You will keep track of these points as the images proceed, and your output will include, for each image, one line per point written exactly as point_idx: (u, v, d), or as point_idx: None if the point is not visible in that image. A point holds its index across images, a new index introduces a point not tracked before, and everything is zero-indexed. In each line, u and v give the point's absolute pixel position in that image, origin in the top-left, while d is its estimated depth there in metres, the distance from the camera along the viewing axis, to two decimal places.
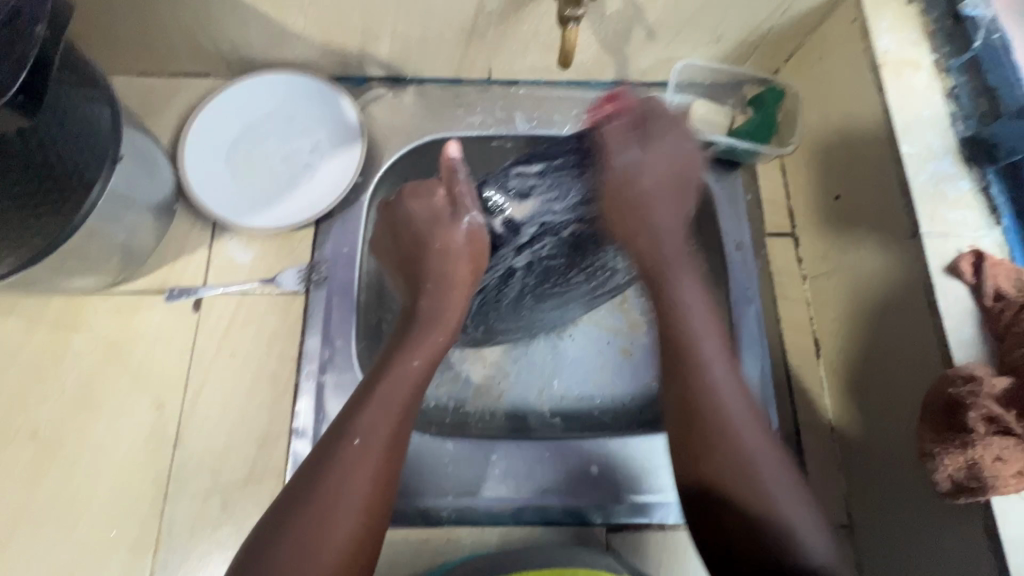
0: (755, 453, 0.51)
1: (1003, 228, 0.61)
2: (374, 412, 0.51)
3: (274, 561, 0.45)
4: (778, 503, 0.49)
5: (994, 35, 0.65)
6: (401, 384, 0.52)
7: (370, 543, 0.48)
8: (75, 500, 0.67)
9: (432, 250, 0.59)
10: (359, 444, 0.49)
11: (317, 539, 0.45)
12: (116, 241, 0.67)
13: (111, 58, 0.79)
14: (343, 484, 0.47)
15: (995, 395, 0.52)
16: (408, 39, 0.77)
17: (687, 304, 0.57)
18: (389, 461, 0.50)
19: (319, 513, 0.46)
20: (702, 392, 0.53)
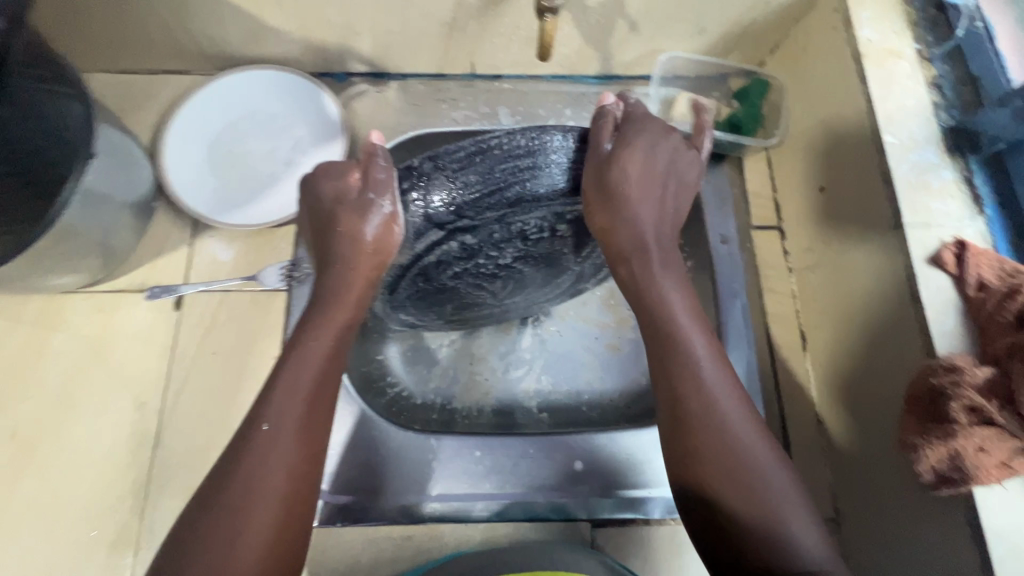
0: (734, 433, 0.50)
1: (986, 217, 0.61)
2: (283, 398, 0.50)
3: (191, 547, 0.44)
4: (775, 503, 0.48)
5: (975, 24, 0.65)
6: (308, 368, 0.52)
7: (296, 531, 0.48)
8: (54, 501, 0.66)
9: (352, 244, 0.54)
10: (268, 429, 0.49)
11: (238, 526, 0.45)
12: (94, 239, 0.67)
13: (89, 54, 0.78)
14: (261, 471, 0.47)
15: (977, 385, 0.51)
16: (389, 34, 0.77)
17: (669, 310, 0.54)
18: (303, 445, 0.49)
19: (234, 505, 0.46)
20: (693, 396, 0.51)
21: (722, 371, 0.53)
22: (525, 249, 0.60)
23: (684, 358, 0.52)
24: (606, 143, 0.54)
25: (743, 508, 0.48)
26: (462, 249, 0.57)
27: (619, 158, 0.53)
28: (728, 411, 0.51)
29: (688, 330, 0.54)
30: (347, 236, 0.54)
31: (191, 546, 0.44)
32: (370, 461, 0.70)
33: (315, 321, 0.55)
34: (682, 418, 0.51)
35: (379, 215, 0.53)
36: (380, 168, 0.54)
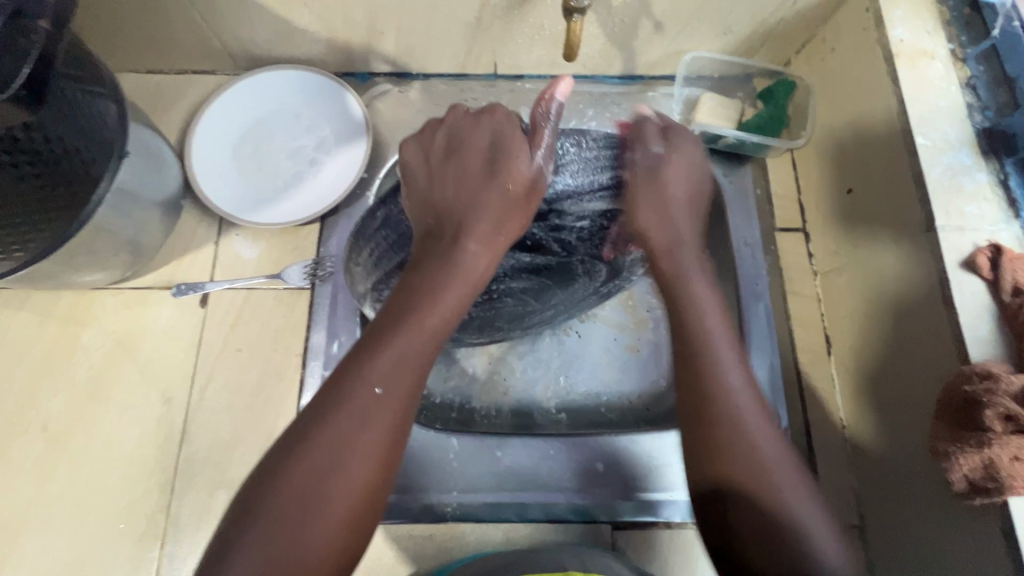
0: (767, 457, 0.48)
1: (1022, 221, 0.59)
2: (394, 360, 0.48)
3: (275, 495, 0.43)
4: (802, 519, 0.46)
5: (1013, 23, 0.63)
6: (421, 334, 0.50)
7: (373, 499, 0.45)
8: (85, 493, 0.68)
9: (517, 189, 0.57)
10: (377, 394, 0.47)
11: (325, 482, 0.43)
12: (124, 237, 0.68)
13: (120, 55, 0.80)
14: (355, 433, 0.45)
15: (1014, 394, 0.50)
16: (413, 34, 0.77)
17: (700, 311, 0.56)
18: (402, 414, 0.47)
19: (326, 465, 0.44)
20: (718, 401, 0.51)
21: (741, 372, 0.52)
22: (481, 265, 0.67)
23: (711, 360, 0.52)
24: (653, 152, 0.63)
25: (757, 530, 0.46)
26: None
27: (665, 161, 0.62)
28: (752, 415, 0.50)
29: (710, 331, 0.54)
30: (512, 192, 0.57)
31: (278, 493, 0.43)
32: None
33: (435, 283, 0.53)
34: (701, 419, 0.50)
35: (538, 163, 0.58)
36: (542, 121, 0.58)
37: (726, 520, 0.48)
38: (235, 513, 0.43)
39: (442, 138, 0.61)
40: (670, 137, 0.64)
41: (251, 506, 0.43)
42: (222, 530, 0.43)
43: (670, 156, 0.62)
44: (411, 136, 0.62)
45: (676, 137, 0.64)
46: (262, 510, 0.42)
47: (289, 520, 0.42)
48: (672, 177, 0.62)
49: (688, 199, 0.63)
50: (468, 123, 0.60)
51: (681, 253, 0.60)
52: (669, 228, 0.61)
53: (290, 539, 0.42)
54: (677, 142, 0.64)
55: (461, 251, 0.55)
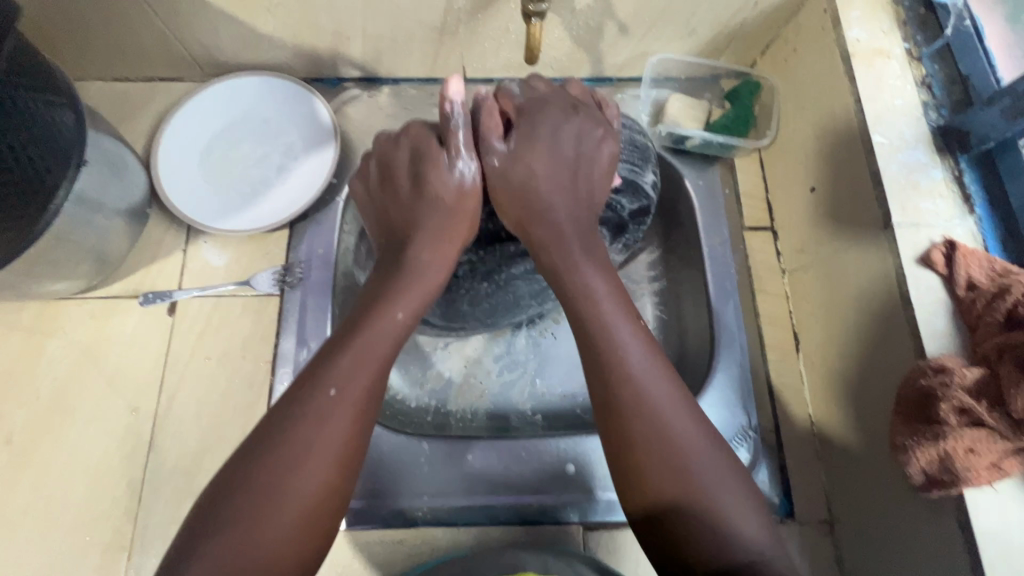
0: (685, 446, 0.47)
1: (976, 217, 0.60)
2: (352, 361, 0.48)
3: (238, 498, 0.43)
4: (720, 511, 0.46)
5: (964, 21, 0.65)
6: (380, 336, 0.50)
7: (339, 496, 0.46)
8: (49, 505, 0.67)
9: (447, 199, 0.56)
10: (335, 394, 0.47)
11: (285, 480, 0.43)
12: (88, 246, 0.68)
13: (84, 63, 0.80)
14: (315, 432, 0.45)
15: (967, 386, 0.51)
16: (380, 40, 0.77)
17: (595, 299, 0.53)
18: (363, 414, 0.47)
19: (285, 462, 0.44)
20: (621, 384, 0.49)
21: (656, 358, 0.51)
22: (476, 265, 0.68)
23: (621, 356, 0.50)
24: (498, 142, 0.56)
25: (690, 536, 0.45)
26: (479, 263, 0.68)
27: (518, 154, 0.56)
28: (656, 396, 0.49)
29: (618, 325, 0.51)
30: (445, 208, 0.56)
31: (240, 496, 0.42)
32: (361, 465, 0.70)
33: (397, 288, 0.53)
34: (611, 405, 0.49)
35: (463, 171, 0.56)
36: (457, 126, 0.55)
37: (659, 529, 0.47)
38: (192, 525, 0.43)
39: (375, 168, 0.60)
40: (523, 121, 0.57)
41: (211, 515, 0.42)
42: (181, 540, 0.42)
43: (519, 151, 0.56)
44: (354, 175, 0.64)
45: (533, 119, 0.57)
46: (221, 518, 0.42)
47: (251, 520, 0.42)
48: (538, 165, 0.56)
49: (559, 180, 0.56)
50: (390, 149, 0.60)
51: (563, 246, 0.55)
52: (545, 224, 0.56)
53: (248, 539, 0.41)
54: (534, 127, 0.57)
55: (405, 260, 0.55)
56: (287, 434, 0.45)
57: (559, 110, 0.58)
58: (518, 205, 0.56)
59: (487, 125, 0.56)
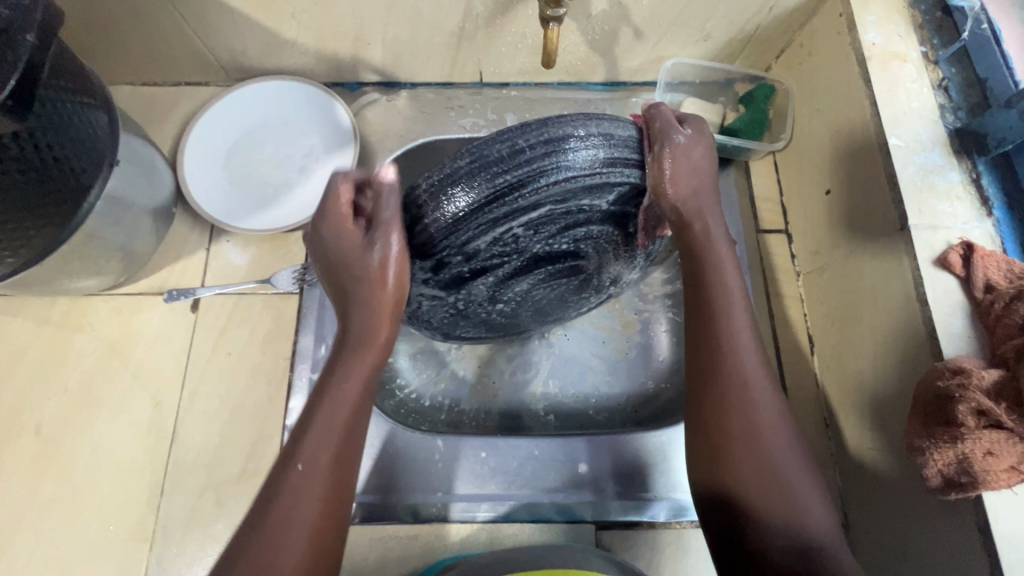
0: (760, 428, 0.51)
1: (994, 219, 0.60)
2: (315, 437, 0.49)
3: None
4: (796, 500, 0.49)
5: (981, 25, 0.66)
6: (340, 406, 0.51)
7: (326, 560, 0.47)
8: (75, 495, 0.69)
9: (376, 278, 0.50)
10: (303, 470, 0.48)
11: (270, 561, 0.44)
12: (117, 244, 0.70)
13: (115, 68, 0.82)
14: (289, 517, 0.46)
15: (985, 388, 0.51)
16: (400, 45, 0.79)
17: (719, 303, 0.56)
18: (334, 485, 0.48)
19: (268, 549, 0.45)
20: (733, 386, 0.53)
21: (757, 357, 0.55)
22: (482, 294, 0.62)
23: (729, 349, 0.54)
24: (678, 133, 0.53)
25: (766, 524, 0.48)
26: (487, 287, 0.60)
27: (697, 153, 0.54)
28: (756, 386, 0.53)
29: (736, 325, 0.55)
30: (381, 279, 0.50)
31: None
32: (376, 462, 0.71)
33: (349, 356, 0.53)
34: (709, 388, 0.54)
35: (379, 253, 0.49)
36: (387, 202, 0.49)
37: (727, 519, 0.50)
38: None
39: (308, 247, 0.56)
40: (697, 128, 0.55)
41: None
42: None
43: (699, 146, 0.55)
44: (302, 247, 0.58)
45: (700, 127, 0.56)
46: None
47: None
48: (694, 161, 0.54)
49: (708, 189, 0.56)
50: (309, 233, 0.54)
51: (712, 250, 0.57)
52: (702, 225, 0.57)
53: None
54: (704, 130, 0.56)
55: (348, 326, 0.53)
56: (265, 523, 0.46)
57: (669, 116, 0.54)
58: (454, 254, 0.51)
59: (664, 125, 0.53)
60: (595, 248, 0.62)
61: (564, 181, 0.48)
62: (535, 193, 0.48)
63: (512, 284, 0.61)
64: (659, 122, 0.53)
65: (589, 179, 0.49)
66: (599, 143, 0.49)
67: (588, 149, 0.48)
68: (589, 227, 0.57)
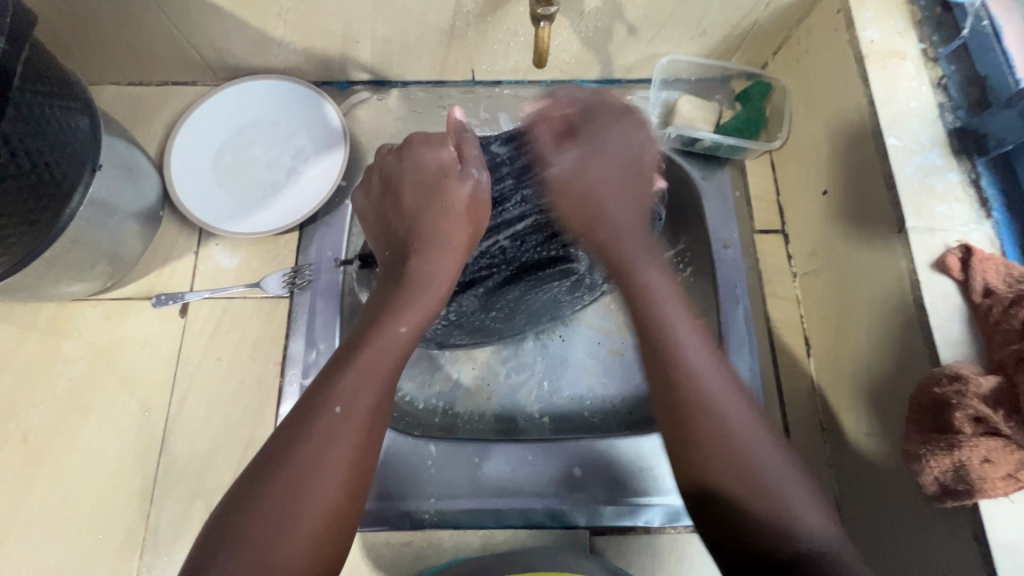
0: (734, 432, 0.51)
1: (993, 221, 0.59)
2: (355, 379, 0.50)
3: (247, 517, 0.44)
4: (784, 503, 0.48)
5: (982, 22, 0.64)
6: (386, 351, 0.52)
7: (349, 512, 0.47)
8: (65, 503, 0.68)
9: (442, 208, 0.58)
10: (340, 412, 0.48)
11: (298, 498, 0.45)
12: (103, 249, 0.69)
13: (99, 68, 0.81)
14: (325, 449, 0.47)
15: (983, 395, 0.50)
16: (390, 43, 0.78)
17: (655, 294, 0.56)
18: (365, 435, 0.49)
19: (302, 476, 0.46)
20: (685, 387, 0.52)
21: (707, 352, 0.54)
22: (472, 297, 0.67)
23: (672, 346, 0.54)
24: (563, 148, 0.62)
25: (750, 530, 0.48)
26: None
27: (590, 159, 0.60)
28: (713, 385, 0.52)
29: (675, 320, 0.55)
30: (445, 212, 0.58)
31: (250, 515, 0.44)
32: None
33: (403, 301, 0.55)
34: (667, 388, 0.53)
35: (473, 181, 0.59)
36: (472, 145, 0.61)
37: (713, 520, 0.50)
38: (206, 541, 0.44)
39: (380, 178, 0.62)
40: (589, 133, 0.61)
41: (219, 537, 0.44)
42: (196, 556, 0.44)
43: (585, 156, 0.60)
44: (358, 189, 0.65)
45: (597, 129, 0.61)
46: (233, 535, 0.44)
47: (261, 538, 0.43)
48: (595, 164, 0.60)
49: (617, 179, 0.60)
50: (395, 162, 0.61)
51: (624, 243, 0.59)
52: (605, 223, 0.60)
53: (260, 557, 0.43)
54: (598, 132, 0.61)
55: (406, 273, 0.57)
56: (292, 455, 0.46)
57: (548, 136, 0.63)
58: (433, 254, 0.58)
59: (544, 147, 0.63)
60: (573, 242, 0.66)
61: None
62: None
63: (499, 286, 0.67)
64: (541, 146, 0.63)
65: None
66: (538, 164, 0.66)
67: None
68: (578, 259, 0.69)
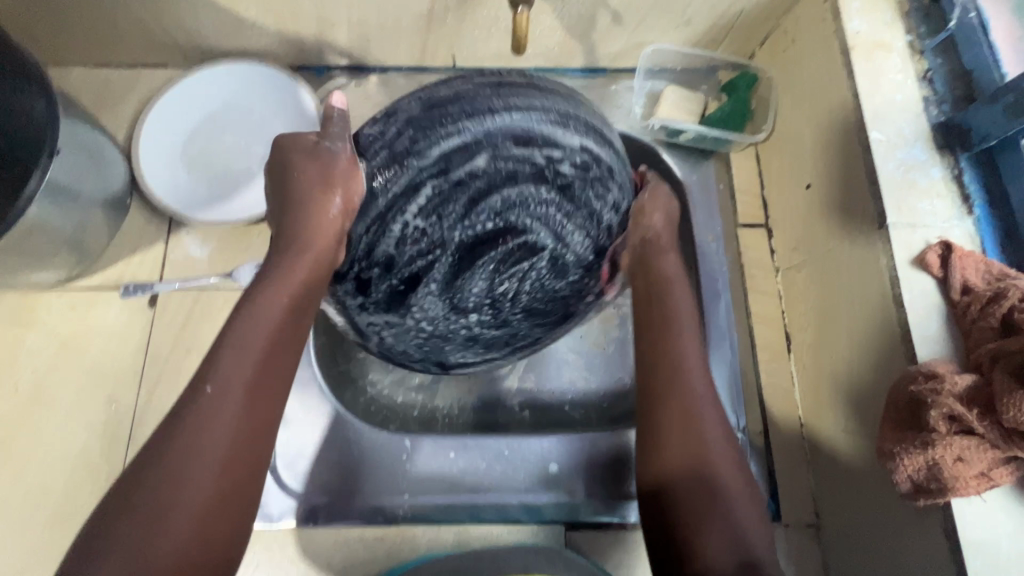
0: (710, 442, 0.50)
1: (974, 218, 0.58)
2: (234, 355, 0.45)
3: (113, 527, 0.38)
4: (736, 519, 0.46)
5: (969, 14, 0.63)
6: (266, 321, 0.47)
7: (233, 503, 0.42)
8: (29, 498, 0.66)
9: (308, 191, 0.50)
10: (212, 392, 0.43)
11: (166, 497, 0.39)
12: (65, 236, 0.66)
13: (63, 48, 0.78)
14: (195, 442, 0.41)
15: (958, 393, 0.50)
16: (367, 27, 0.75)
17: (665, 310, 0.58)
18: (246, 413, 0.43)
19: (167, 477, 0.40)
20: (677, 401, 0.52)
21: (704, 378, 0.54)
22: (447, 294, 0.56)
23: (673, 364, 0.54)
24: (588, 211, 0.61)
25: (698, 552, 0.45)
26: (433, 286, 0.55)
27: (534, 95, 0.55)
28: (697, 399, 0.52)
29: (687, 352, 0.55)
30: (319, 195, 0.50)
31: (114, 524, 0.38)
32: (341, 462, 0.69)
33: (278, 277, 0.50)
34: (656, 394, 0.53)
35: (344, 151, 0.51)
36: (337, 121, 0.52)
37: (665, 533, 0.47)
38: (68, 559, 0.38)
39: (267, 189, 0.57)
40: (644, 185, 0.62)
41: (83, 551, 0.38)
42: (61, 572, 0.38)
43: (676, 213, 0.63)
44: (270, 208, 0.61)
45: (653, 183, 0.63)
46: (99, 544, 0.38)
47: (124, 549, 0.37)
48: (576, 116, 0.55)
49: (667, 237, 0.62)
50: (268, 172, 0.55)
51: (664, 258, 0.60)
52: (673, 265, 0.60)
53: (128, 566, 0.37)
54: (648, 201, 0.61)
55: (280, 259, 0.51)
56: (164, 444, 0.41)
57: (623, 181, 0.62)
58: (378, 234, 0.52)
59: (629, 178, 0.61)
60: (535, 212, 0.54)
61: (468, 122, 0.49)
62: (442, 145, 0.49)
63: (464, 280, 0.56)
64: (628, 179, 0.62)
65: (501, 122, 0.50)
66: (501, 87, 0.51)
67: (461, 122, 0.49)
68: (532, 229, 0.54)
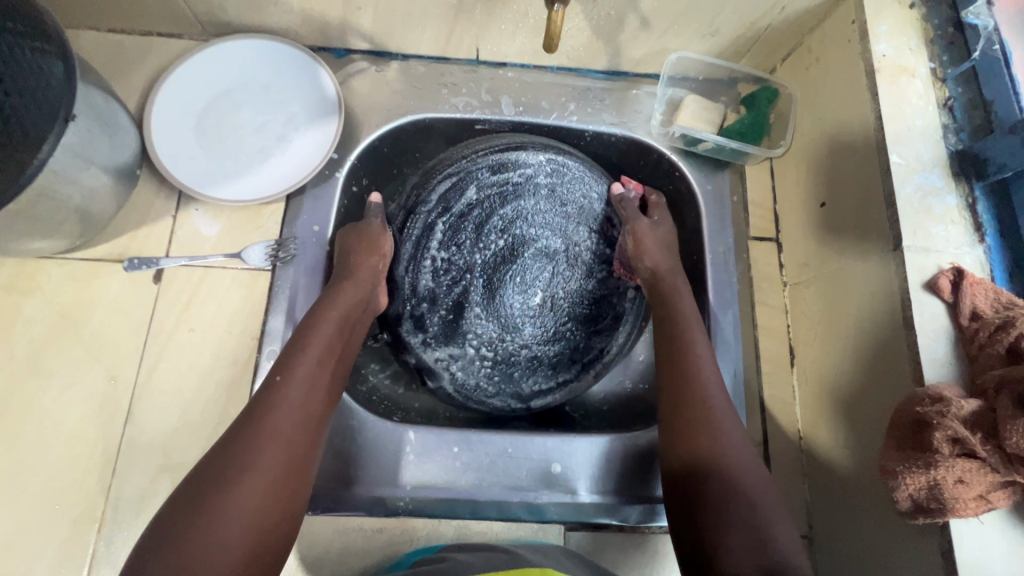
0: (726, 448, 0.56)
1: (985, 246, 0.60)
2: (297, 360, 0.58)
3: (201, 484, 0.49)
4: (755, 514, 0.51)
5: (993, 46, 0.64)
6: (316, 334, 0.60)
7: (293, 475, 0.52)
8: (19, 471, 0.65)
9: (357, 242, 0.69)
10: (280, 381, 0.56)
11: (244, 462, 0.50)
12: (73, 205, 0.64)
13: (76, 11, 0.75)
14: (268, 422, 0.53)
15: (963, 417, 0.50)
16: (393, 13, 0.74)
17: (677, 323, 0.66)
18: (306, 405, 0.56)
19: (244, 447, 0.51)
20: (693, 406, 0.59)
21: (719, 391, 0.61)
22: (502, 305, 0.76)
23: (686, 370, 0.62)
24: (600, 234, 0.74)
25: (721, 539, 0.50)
26: (487, 298, 0.75)
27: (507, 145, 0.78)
28: (712, 406, 0.59)
29: (699, 358, 0.63)
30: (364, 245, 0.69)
31: (203, 481, 0.49)
32: (343, 452, 0.68)
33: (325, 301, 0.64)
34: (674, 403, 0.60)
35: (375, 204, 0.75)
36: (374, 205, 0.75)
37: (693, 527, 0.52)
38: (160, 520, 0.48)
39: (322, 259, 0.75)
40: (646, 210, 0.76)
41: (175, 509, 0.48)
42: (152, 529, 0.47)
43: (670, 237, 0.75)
44: None
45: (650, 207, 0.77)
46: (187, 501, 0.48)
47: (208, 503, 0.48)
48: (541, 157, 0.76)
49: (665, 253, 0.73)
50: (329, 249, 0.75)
51: (672, 276, 0.71)
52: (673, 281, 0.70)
53: (210, 517, 0.47)
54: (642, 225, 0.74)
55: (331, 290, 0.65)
56: (244, 425, 0.53)
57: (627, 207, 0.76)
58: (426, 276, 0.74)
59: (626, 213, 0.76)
60: (541, 224, 0.76)
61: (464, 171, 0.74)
62: (448, 191, 0.74)
63: (505, 290, 0.76)
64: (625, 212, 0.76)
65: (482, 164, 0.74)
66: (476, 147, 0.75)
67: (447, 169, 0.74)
68: (535, 240, 0.76)
